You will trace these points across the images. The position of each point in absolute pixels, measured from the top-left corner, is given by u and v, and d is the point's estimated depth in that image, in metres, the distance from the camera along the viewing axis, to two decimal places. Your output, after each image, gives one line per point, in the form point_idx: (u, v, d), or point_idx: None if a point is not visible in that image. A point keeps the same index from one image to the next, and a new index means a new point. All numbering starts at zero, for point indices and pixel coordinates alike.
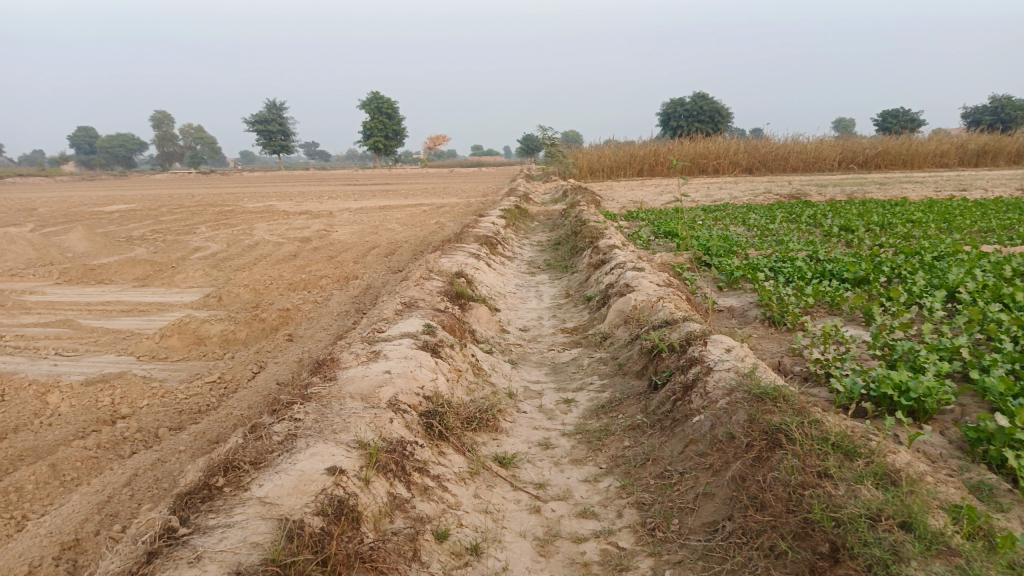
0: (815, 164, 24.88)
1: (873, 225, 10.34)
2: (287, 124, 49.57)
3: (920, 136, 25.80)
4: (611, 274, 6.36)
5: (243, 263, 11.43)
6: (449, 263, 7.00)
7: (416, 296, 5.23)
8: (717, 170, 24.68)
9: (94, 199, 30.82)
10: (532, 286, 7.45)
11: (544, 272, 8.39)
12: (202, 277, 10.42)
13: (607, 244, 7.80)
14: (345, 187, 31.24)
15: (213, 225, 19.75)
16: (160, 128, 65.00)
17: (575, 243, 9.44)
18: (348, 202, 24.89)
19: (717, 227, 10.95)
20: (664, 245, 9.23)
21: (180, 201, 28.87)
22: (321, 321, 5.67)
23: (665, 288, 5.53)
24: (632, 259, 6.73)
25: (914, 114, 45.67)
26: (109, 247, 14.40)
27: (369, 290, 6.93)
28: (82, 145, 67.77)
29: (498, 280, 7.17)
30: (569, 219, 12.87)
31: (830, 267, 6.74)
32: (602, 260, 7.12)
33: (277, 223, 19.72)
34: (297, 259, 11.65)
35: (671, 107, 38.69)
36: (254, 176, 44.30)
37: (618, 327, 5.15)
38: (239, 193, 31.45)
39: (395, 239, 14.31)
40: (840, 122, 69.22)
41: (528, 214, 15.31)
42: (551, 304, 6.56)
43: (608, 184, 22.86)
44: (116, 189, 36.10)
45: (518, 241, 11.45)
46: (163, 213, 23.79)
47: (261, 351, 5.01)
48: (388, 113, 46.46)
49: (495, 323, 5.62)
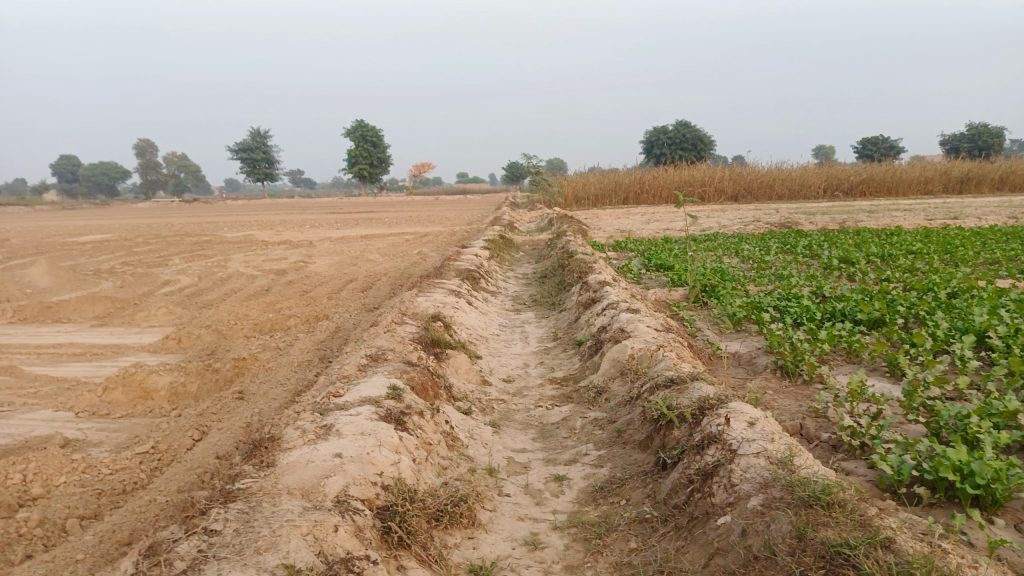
0: (801, 191, 24.62)
1: (873, 256, 9.85)
2: (271, 153, 49.06)
3: (904, 163, 25.63)
4: (602, 315, 5.79)
5: (211, 299, 10.75)
6: (426, 303, 6.40)
7: (385, 346, 4.61)
8: (702, 198, 24.39)
9: (69, 229, 29.96)
10: (516, 327, 6.86)
11: (529, 310, 7.81)
12: (165, 316, 9.74)
13: (598, 280, 7.23)
14: (327, 216, 30.65)
15: (188, 257, 19.04)
16: (142, 156, 64.17)
17: (563, 278, 8.89)
18: (330, 231, 24.28)
19: (710, 258, 10.42)
20: (656, 279, 8.69)
21: (157, 230, 28.14)
22: (278, 374, 5.04)
23: (665, 334, 4.94)
24: (626, 298, 6.16)
25: (894, 141, 45.97)
26: (73, 281, 13.65)
27: (338, 333, 6.31)
28: (63, 174, 66.96)
29: (480, 322, 6.57)
30: (555, 250, 12.34)
31: (840, 305, 6.21)
32: (593, 298, 6.54)
33: (254, 254, 19.08)
34: (268, 295, 10.98)
35: (654, 135, 38.56)
36: (236, 205, 43.60)
37: (614, 381, 4.55)
38: (219, 222, 30.76)
39: (374, 271, 13.71)
40: (820, 150, 69.82)
41: (512, 244, 14.77)
42: (538, 348, 5.96)
43: (594, 213, 22.44)
44: (94, 219, 35.22)
45: (501, 274, 10.87)
46: (137, 244, 23.02)
47: (204, 413, 4.36)
48: (372, 141, 46.11)
49: (474, 373, 5.01)
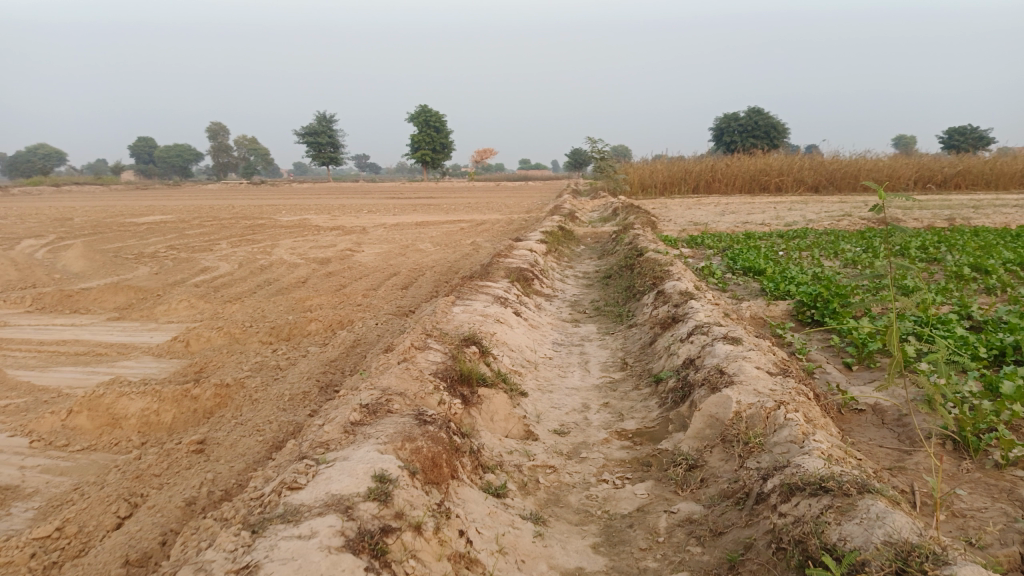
0: (889, 182, 22.41)
1: (1009, 263, 8.12)
2: (336, 136, 48.67)
3: (1005, 154, 23.05)
4: (688, 343, 4.43)
5: (239, 292, 9.78)
6: (463, 317, 5.15)
7: (395, 388, 3.37)
8: (779, 189, 22.55)
9: (134, 208, 30.03)
10: (573, 347, 5.57)
11: (591, 322, 6.47)
12: (186, 311, 8.79)
13: (678, 290, 5.85)
14: (386, 201, 29.80)
15: (236, 241, 18.32)
16: (215, 138, 65.17)
17: (631, 281, 7.54)
18: (385, 217, 23.37)
19: (805, 262, 8.87)
20: (746, 288, 7.26)
21: (216, 212, 27.83)
22: (258, 415, 3.86)
23: (783, 382, 3.55)
24: (719, 318, 4.79)
25: (984, 131, 42.51)
26: (110, 266, 12.95)
27: (353, 350, 5.13)
28: (140, 155, 68.59)
29: (529, 340, 5.30)
30: (621, 245, 10.95)
31: (1006, 335, 4.68)
32: (673, 314, 5.16)
33: (303, 240, 18.24)
34: (302, 288, 9.94)
35: (726, 121, 36.39)
36: (301, 187, 43.44)
37: (712, 452, 3.21)
38: (278, 205, 30.33)
39: (422, 263, 12.59)
40: (900, 140, 65.95)
41: (573, 236, 13.44)
42: (601, 379, 4.63)
43: (662, 202, 20.86)
44: (162, 199, 35.35)
45: (559, 272, 9.57)
46: (192, 226, 22.58)
47: (140, 475, 3.21)
48: (436, 126, 45.10)
49: (515, 424, 3.73)
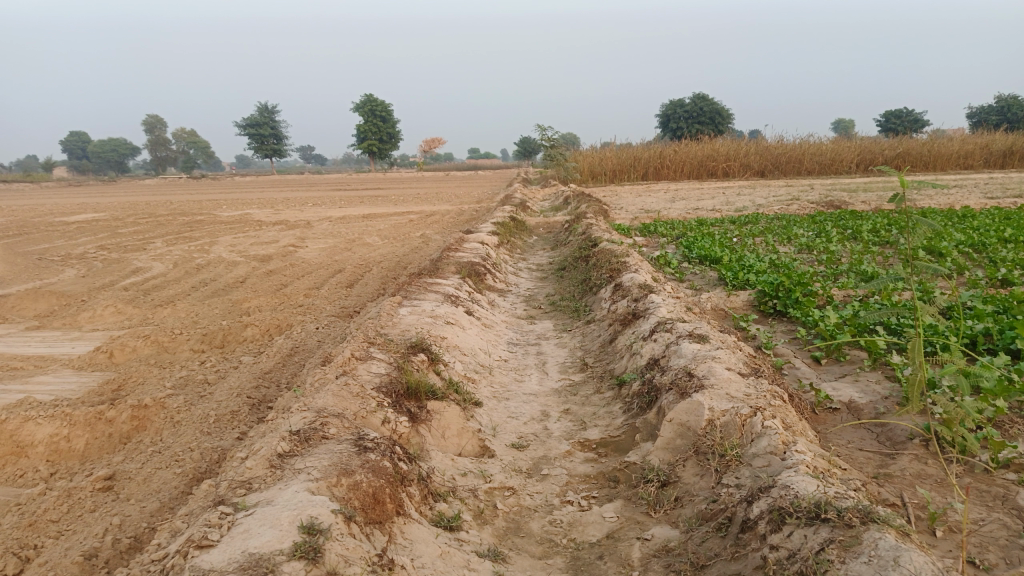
0: (832, 166, 22.68)
1: (960, 246, 8.11)
2: (279, 128, 47.31)
3: (942, 136, 23.56)
4: (651, 341, 4.14)
5: (172, 294, 9.17)
6: (410, 319, 4.77)
7: (331, 409, 3.00)
8: (726, 174, 22.64)
9: (64, 206, 28.61)
10: (528, 346, 5.25)
11: (547, 318, 6.15)
12: (113, 317, 8.17)
13: (637, 283, 5.57)
14: (333, 193, 29.01)
15: (173, 239, 17.47)
16: (152, 132, 62.85)
17: (586, 274, 7.25)
18: (332, 210, 22.69)
19: (760, 249, 8.73)
20: (704, 277, 7.04)
21: (153, 208, 26.67)
22: (179, 441, 3.42)
23: (757, 385, 3.28)
24: (682, 313, 4.52)
25: (918, 115, 43.66)
26: (32, 270, 12.11)
27: (290, 359, 4.70)
28: (73, 150, 65.75)
29: (482, 341, 4.96)
30: (574, 236, 10.68)
31: (973, 322, 4.53)
32: (633, 309, 4.87)
33: (245, 236, 17.49)
34: (240, 289, 9.38)
35: (671, 108, 36.48)
36: (244, 181, 42.16)
37: (686, 466, 2.93)
38: (220, 200, 29.24)
39: (369, 258, 12.11)
40: (839, 125, 67.54)
41: (525, 226, 13.12)
42: (560, 382, 4.32)
43: (612, 190, 20.71)
44: (96, 196, 33.81)
45: (512, 265, 9.24)
46: (126, 224, 21.53)
47: (34, 521, 2.74)
48: (382, 116, 44.20)
49: (469, 440, 3.39)
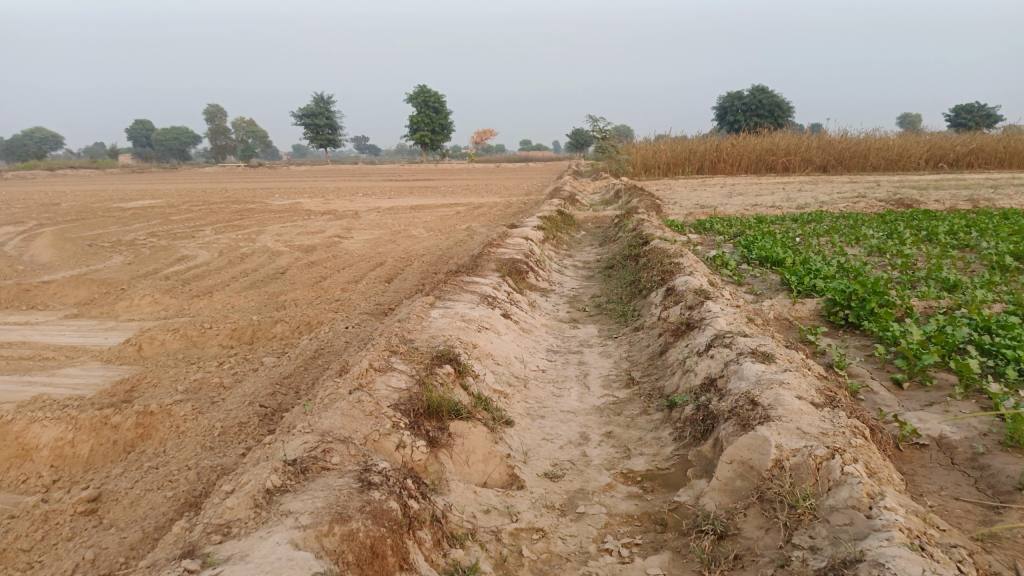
0: (899, 162, 21.52)
1: None
2: (334, 118, 47.67)
3: (1019, 132, 22.10)
4: (708, 357, 3.67)
5: (211, 285, 9.02)
6: (440, 323, 4.39)
7: (337, 434, 2.62)
8: (786, 169, 21.72)
9: (124, 192, 29.25)
10: (570, 354, 4.82)
11: (592, 322, 5.71)
12: (149, 308, 8.03)
13: (691, 288, 5.09)
14: (383, 183, 28.95)
15: (223, 227, 17.52)
16: (212, 121, 64.20)
17: (636, 275, 6.77)
18: (380, 200, 22.58)
19: (825, 250, 8.11)
20: (765, 282, 6.49)
21: (208, 196, 27.04)
22: (179, 456, 3.12)
23: (834, 418, 2.79)
24: (743, 325, 4.02)
25: (991, 110, 41.46)
26: (82, 257, 12.18)
27: (312, 363, 4.39)
28: (137, 137, 67.66)
29: (519, 349, 4.55)
30: (624, 232, 10.18)
31: None
32: (687, 318, 4.40)
33: (292, 225, 17.44)
34: (279, 281, 9.18)
35: (728, 101, 35.43)
36: (298, 170, 42.66)
37: (748, 514, 2.48)
38: (272, 188, 29.51)
39: (413, 250, 11.83)
40: (905, 119, 64.95)
41: (573, 221, 12.65)
42: (602, 400, 3.88)
43: (665, 184, 20.05)
44: (156, 183, 34.59)
45: (558, 263, 8.82)
46: (179, 211, 21.80)
47: (3, 550, 2.45)
48: (435, 107, 44.07)
49: (496, 467, 2.99)
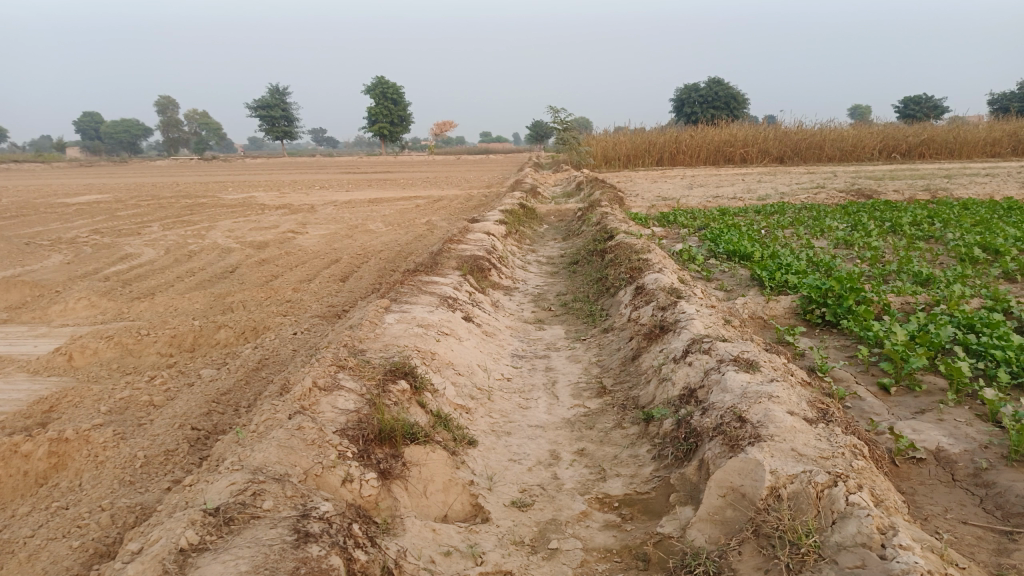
0: (854, 152, 21.65)
1: (1018, 241, 7.25)
2: (290, 109, 46.57)
3: (969, 123, 22.42)
4: (686, 364, 3.38)
5: (154, 285, 8.48)
6: (396, 330, 4.02)
7: (271, 473, 2.26)
8: (744, 160, 21.74)
9: (69, 186, 28.07)
10: (536, 359, 4.50)
11: (558, 323, 5.40)
12: (85, 312, 7.48)
13: (662, 286, 4.81)
14: (341, 176, 28.28)
15: (171, 223, 16.79)
16: (163, 113, 62.28)
17: (603, 271, 6.48)
18: (338, 193, 21.99)
19: (793, 242, 7.93)
20: (735, 277, 6.26)
21: (157, 190, 26.06)
22: (92, 492, 2.72)
23: (831, 437, 2.53)
24: (721, 328, 3.75)
25: (939, 101, 42.26)
26: (16, 257, 11.45)
27: (254, 376, 4.00)
28: (84, 130, 65.32)
29: (481, 355, 4.21)
30: (588, 226, 9.90)
31: None
32: (660, 321, 4.11)
33: (245, 220, 16.80)
34: (227, 281, 8.68)
35: (685, 93, 35.49)
36: (253, 163, 41.55)
37: (743, 551, 2.20)
38: (225, 182, 28.58)
39: (370, 246, 11.39)
40: (857, 111, 66.09)
41: (535, 214, 12.33)
42: (572, 411, 3.57)
43: (627, 175, 19.86)
44: (103, 177, 33.30)
45: (520, 258, 8.51)
46: (125, 206, 20.92)
47: None
48: (393, 98, 43.31)
49: (457, 497, 2.67)
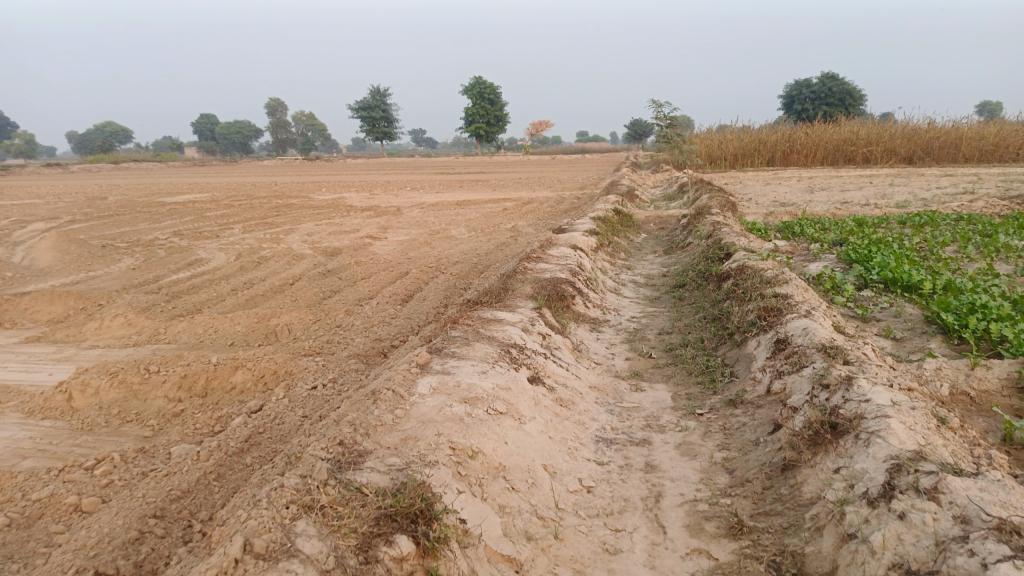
0: (995, 152, 18.90)
1: None
2: (389, 109, 46.58)
3: None
4: (898, 517, 1.98)
5: (202, 299, 7.61)
6: (427, 407, 2.77)
7: None
8: (866, 160, 19.39)
9: (176, 186, 28.62)
10: (632, 445, 3.14)
11: (661, 380, 4.01)
12: (120, 333, 6.63)
13: (817, 344, 3.35)
14: (433, 177, 27.52)
15: (256, 225, 16.26)
16: (273, 115, 64.15)
17: (721, 306, 5.02)
18: (427, 195, 21.13)
19: (967, 268, 6.19)
20: (904, 321, 4.66)
21: (255, 190, 26.08)
22: None
23: None
24: (938, 440, 2.31)
25: None
26: (88, 261, 10.97)
27: (230, 467, 2.86)
28: (200, 131, 68.16)
29: (552, 444, 2.91)
30: (695, 239, 8.39)
31: None
32: (827, 410, 2.69)
33: (328, 223, 16.09)
34: (284, 296, 7.71)
35: (795, 89, 32.96)
36: (352, 163, 41.71)
37: None
38: (321, 182, 28.39)
39: (447, 256, 10.27)
40: (986, 107, 60.44)
41: (632, 221, 10.89)
42: (690, 569, 2.22)
43: (734, 177, 18.01)
44: (210, 177, 33.96)
45: (613, 278, 7.15)
46: (218, 207, 20.78)
47: None
48: (491, 98, 42.52)
49: None
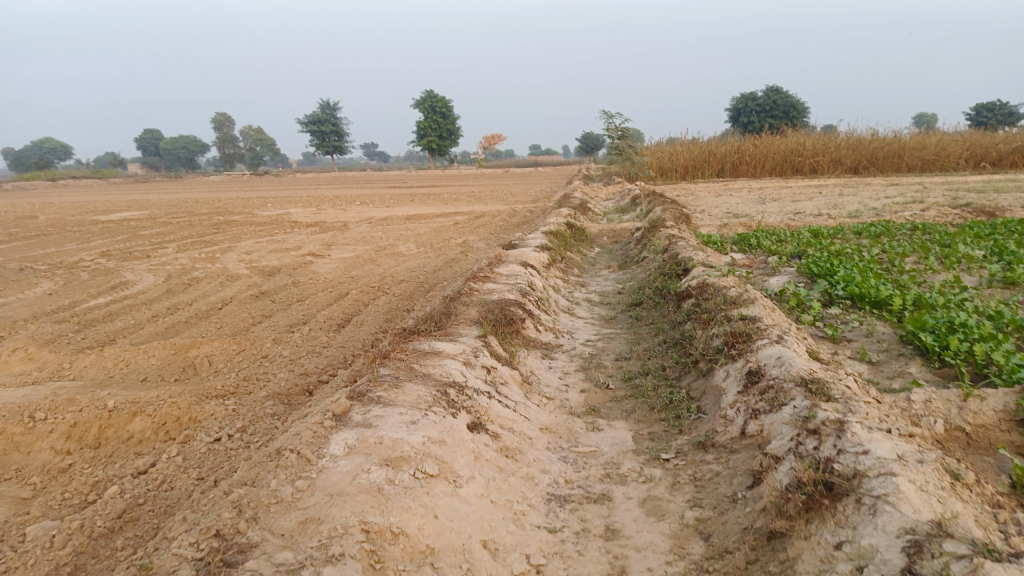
0: (936, 161, 19.15)
1: None
2: (339, 123, 45.70)
3: None
4: None
5: (118, 329, 6.90)
6: (338, 474, 2.26)
7: None
8: (813, 171, 19.46)
9: (113, 203, 27.35)
10: (590, 504, 2.67)
11: (620, 417, 3.56)
12: (17, 370, 5.89)
13: (796, 377, 2.94)
14: (384, 191, 26.86)
15: (193, 243, 15.42)
16: (219, 129, 62.46)
17: (682, 329, 4.60)
18: (376, 210, 20.49)
19: (932, 280, 5.92)
20: (877, 341, 4.31)
21: (196, 206, 25.05)
22: None
23: None
24: (959, 507, 1.90)
25: (1014, 106, 38.79)
26: (1, 287, 10.08)
27: (91, 556, 2.28)
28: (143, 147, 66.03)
29: (492, 510, 2.42)
30: (650, 253, 8.01)
31: None
32: (819, 464, 2.26)
33: (270, 241, 15.35)
34: (210, 322, 7.06)
35: (742, 101, 33.32)
36: (301, 177, 40.70)
37: None
38: (267, 197, 27.45)
39: (393, 274, 9.71)
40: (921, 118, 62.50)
41: (585, 235, 10.50)
42: None
43: (686, 188, 17.84)
44: (151, 193, 32.66)
45: (565, 296, 6.70)
46: (155, 225, 19.78)
47: None
48: (443, 112, 42.06)
49: None
